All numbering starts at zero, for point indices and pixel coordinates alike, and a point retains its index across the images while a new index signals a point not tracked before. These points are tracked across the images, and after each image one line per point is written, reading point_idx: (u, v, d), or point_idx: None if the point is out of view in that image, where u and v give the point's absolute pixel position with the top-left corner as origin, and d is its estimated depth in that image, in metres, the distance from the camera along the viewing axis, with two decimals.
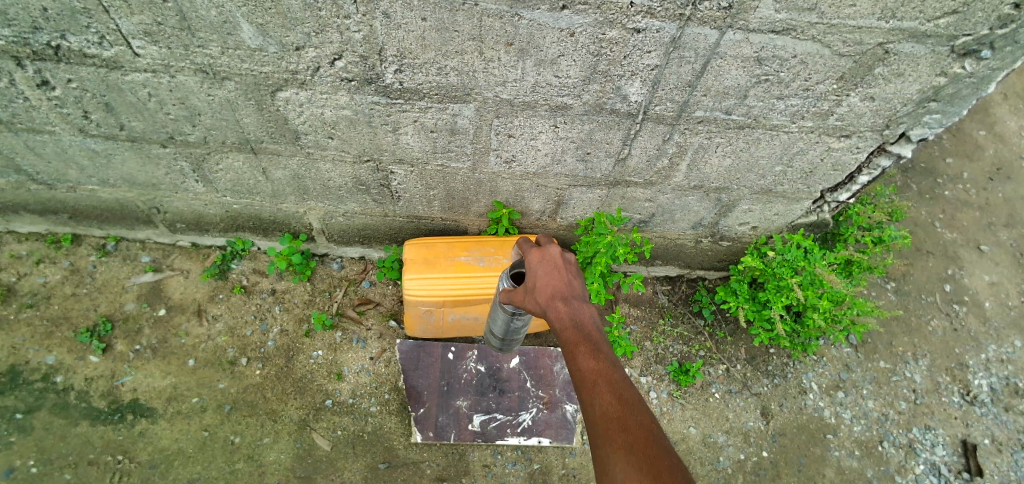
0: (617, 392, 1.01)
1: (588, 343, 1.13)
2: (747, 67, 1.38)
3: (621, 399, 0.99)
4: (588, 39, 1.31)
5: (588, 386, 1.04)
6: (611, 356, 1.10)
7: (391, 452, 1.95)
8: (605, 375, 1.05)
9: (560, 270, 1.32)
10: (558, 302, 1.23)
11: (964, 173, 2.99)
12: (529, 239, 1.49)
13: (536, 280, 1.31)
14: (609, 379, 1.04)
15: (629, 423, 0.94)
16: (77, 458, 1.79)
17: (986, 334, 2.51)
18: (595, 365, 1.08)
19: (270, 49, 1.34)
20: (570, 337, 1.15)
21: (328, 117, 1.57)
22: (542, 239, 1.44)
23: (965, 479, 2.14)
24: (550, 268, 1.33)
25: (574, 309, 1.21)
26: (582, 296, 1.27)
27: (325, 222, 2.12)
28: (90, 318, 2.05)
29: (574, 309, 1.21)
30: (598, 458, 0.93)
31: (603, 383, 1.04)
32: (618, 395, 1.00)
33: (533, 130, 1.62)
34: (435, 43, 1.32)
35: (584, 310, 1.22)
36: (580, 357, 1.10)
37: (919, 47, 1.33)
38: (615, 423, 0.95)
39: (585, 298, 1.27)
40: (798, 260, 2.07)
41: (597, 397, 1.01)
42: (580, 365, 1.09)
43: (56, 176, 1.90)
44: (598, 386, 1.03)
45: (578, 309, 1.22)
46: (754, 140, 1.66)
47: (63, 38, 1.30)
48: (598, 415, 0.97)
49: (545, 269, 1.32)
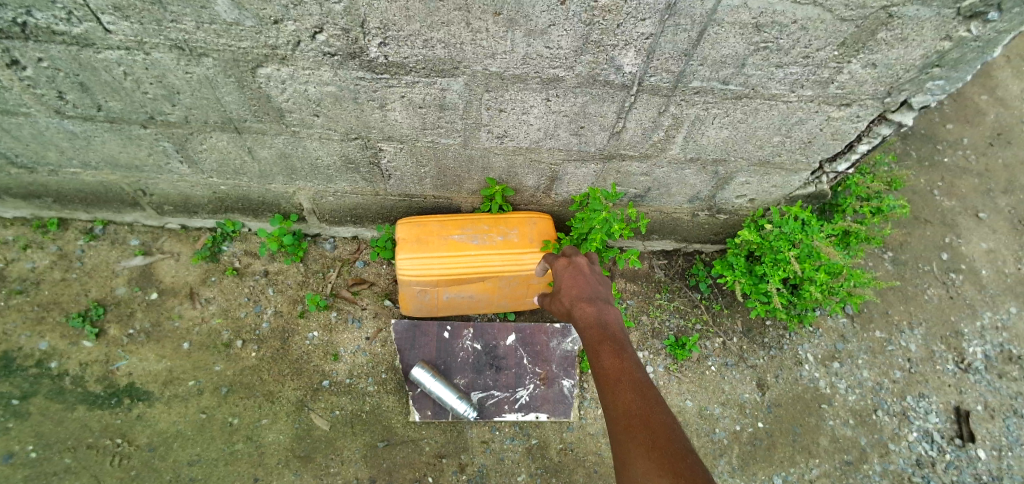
0: (639, 392, 1.16)
1: (612, 343, 1.32)
2: (745, 34, 1.33)
3: (642, 398, 1.14)
4: (580, 8, 1.25)
5: (612, 383, 1.21)
6: (633, 358, 1.27)
7: (389, 431, 1.98)
8: (627, 375, 1.21)
9: (584, 278, 1.58)
10: (586, 307, 1.46)
11: (963, 139, 2.95)
12: (558, 253, 1.77)
13: (564, 292, 1.57)
14: (632, 380, 1.20)
15: (650, 420, 1.08)
16: (76, 442, 1.81)
17: (982, 301, 2.52)
18: (620, 365, 1.24)
19: (246, 23, 1.28)
20: (597, 338, 1.35)
21: (312, 94, 1.52)
22: (570, 250, 1.72)
23: (957, 445, 2.18)
24: (581, 279, 1.58)
25: (600, 314, 1.42)
26: (605, 302, 1.49)
27: (315, 201, 2.09)
28: (81, 303, 2.04)
29: (599, 312, 1.43)
30: (620, 455, 1.05)
31: (625, 382, 1.20)
32: (640, 395, 1.15)
33: (525, 105, 1.58)
34: (419, 14, 1.26)
35: (608, 313, 1.44)
36: (605, 354, 1.29)
37: (925, 10, 1.27)
38: (636, 421, 1.09)
39: (608, 302, 1.49)
40: (797, 233, 2.03)
41: (619, 398, 1.16)
42: (604, 362, 1.27)
43: (36, 159, 1.85)
44: (621, 385, 1.19)
45: (604, 313, 1.43)
46: (752, 110, 1.61)
47: (29, 14, 1.24)
48: (620, 415, 1.12)
49: (572, 280, 1.58)
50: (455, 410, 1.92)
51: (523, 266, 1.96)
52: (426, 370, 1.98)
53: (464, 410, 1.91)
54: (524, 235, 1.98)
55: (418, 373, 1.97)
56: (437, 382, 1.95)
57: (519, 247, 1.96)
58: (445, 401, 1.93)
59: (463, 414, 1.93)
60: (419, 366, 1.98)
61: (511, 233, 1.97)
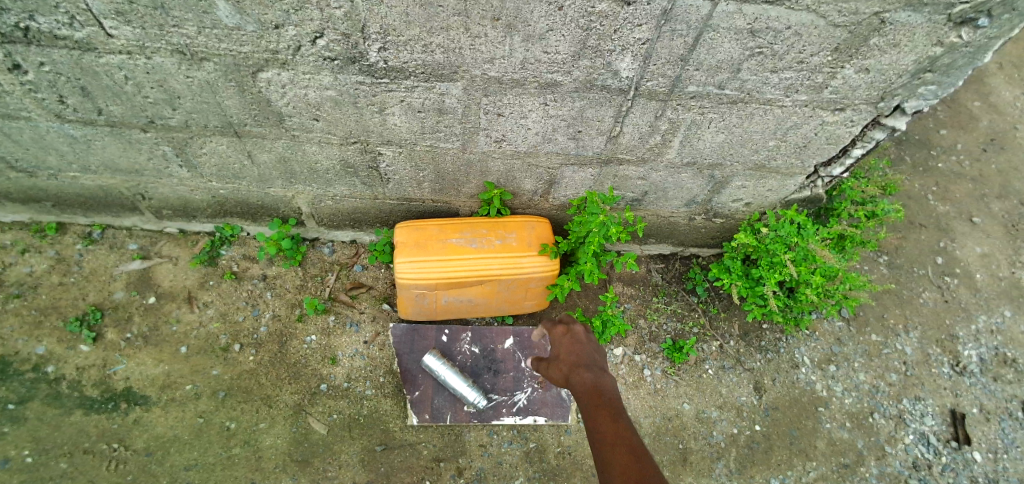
0: (637, 459, 1.17)
1: (609, 408, 1.33)
2: (740, 40, 1.35)
3: (640, 466, 1.15)
4: (577, 13, 1.27)
5: (610, 450, 1.22)
6: (629, 423, 1.28)
7: (387, 434, 1.97)
8: (626, 442, 1.22)
9: (582, 345, 1.57)
10: (581, 370, 1.47)
11: (957, 144, 2.99)
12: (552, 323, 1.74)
13: (562, 359, 1.56)
14: (630, 446, 1.21)
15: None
16: (72, 447, 1.80)
17: (976, 304, 2.53)
18: (617, 432, 1.25)
19: (248, 28, 1.29)
20: (594, 403, 1.36)
21: (312, 98, 1.53)
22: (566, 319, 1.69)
23: (953, 448, 2.18)
24: (577, 345, 1.58)
25: (597, 377, 1.44)
26: (601, 367, 1.50)
27: (314, 205, 2.10)
28: (79, 307, 2.03)
29: (595, 377, 1.44)
30: None
31: (623, 449, 1.20)
32: (638, 462, 1.16)
33: (523, 109, 1.59)
34: (419, 19, 1.28)
35: (604, 378, 1.44)
36: (602, 419, 1.30)
37: (915, 16, 1.30)
38: None
39: (604, 368, 1.50)
40: (792, 236, 2.04)
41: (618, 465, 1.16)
42: (602, 428, 1.27)
43: (36, 164, 1.86)
44: (620, 452, 1.19)
45: (600, 377, 1.44)
46: (747, 115, 1.63)
47: (31, 19, 1.25)
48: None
49: (570, 347, 1.58)
50: (465, 398, 1.94)
51: (521, 269, 1.97)
52: (438, 358, 2.00)
53: (474, 399, 1.93)
54: (522, 239, 1.99)
55: (430, 361, 1.99)
56: (449, 370, 1.98)
57: (517, 250, 1.97)
58: (455, 389, 1.96)
59: (473, 403, 1.95)
60: (431, 354, 2.01)
61: (510, 237, 1.98)
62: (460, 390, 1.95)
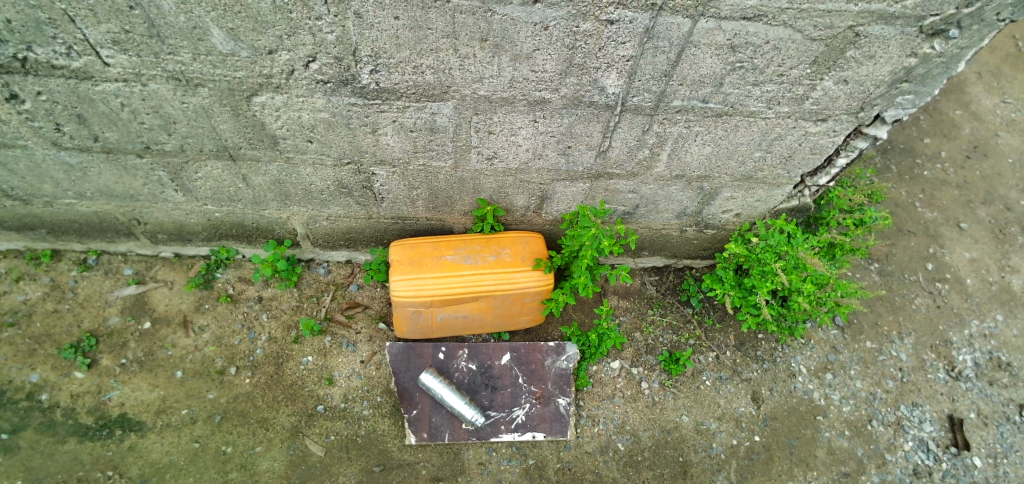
0: None
1: None
2: (721, 55, 1.39)
3: None
4: (562, 33, 1.31)
5: None
6: None
7: (385, 455, 1.95)
8: None
9: None
10: None
11: (941, 151, 3.05)
12: None
13: None
14: None
15: None
16: (65, 476, 1.76)
17: (968, 309, 2.55)
18: None
19: (242, 54, 1.33)
20: None
21: (306, 121, 1.56)
22: None
23: (953, 454, 2.16)
24: None
25: None
26: None
27: (309, 226, 2.11)
28: (73, 334, 2.02)
29: None
30: None
31: None
32: None
33: (513, 126, 1.62)
34: (409, 42, 1.32)
35: None
36: None
37: (889, 29, 1.34)
38: None
39: None
40: (782, 245, 2.07)
41: None
42: None
43: (32, 191, 1.87)
44: None
45: None
46: (732, 127, 1.67)
47: (29, 50, 1.29)
48: None
49: None
50: (462, 416, 1.94)
51: (516, 284, 1.98)
52: (435, 376, 2.00)
53: (472, 416, 1.93)
54: (516, 254, 2.00)
55: (427, 379, 2.00)
56: (447, 388, 1.98)
57: (511, 265, 1.98)
58: (453, 407, 1.95)
59: (471, 421, 1.94)
60: (428, 372, 2.01)
61: (504, 252, 2.00)
62: (457, 408, 1.95)
